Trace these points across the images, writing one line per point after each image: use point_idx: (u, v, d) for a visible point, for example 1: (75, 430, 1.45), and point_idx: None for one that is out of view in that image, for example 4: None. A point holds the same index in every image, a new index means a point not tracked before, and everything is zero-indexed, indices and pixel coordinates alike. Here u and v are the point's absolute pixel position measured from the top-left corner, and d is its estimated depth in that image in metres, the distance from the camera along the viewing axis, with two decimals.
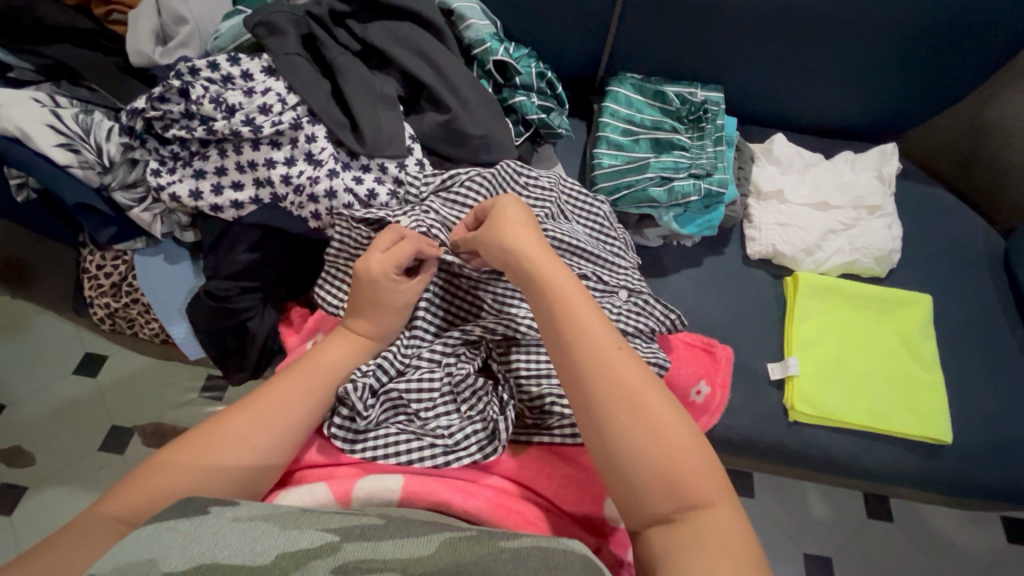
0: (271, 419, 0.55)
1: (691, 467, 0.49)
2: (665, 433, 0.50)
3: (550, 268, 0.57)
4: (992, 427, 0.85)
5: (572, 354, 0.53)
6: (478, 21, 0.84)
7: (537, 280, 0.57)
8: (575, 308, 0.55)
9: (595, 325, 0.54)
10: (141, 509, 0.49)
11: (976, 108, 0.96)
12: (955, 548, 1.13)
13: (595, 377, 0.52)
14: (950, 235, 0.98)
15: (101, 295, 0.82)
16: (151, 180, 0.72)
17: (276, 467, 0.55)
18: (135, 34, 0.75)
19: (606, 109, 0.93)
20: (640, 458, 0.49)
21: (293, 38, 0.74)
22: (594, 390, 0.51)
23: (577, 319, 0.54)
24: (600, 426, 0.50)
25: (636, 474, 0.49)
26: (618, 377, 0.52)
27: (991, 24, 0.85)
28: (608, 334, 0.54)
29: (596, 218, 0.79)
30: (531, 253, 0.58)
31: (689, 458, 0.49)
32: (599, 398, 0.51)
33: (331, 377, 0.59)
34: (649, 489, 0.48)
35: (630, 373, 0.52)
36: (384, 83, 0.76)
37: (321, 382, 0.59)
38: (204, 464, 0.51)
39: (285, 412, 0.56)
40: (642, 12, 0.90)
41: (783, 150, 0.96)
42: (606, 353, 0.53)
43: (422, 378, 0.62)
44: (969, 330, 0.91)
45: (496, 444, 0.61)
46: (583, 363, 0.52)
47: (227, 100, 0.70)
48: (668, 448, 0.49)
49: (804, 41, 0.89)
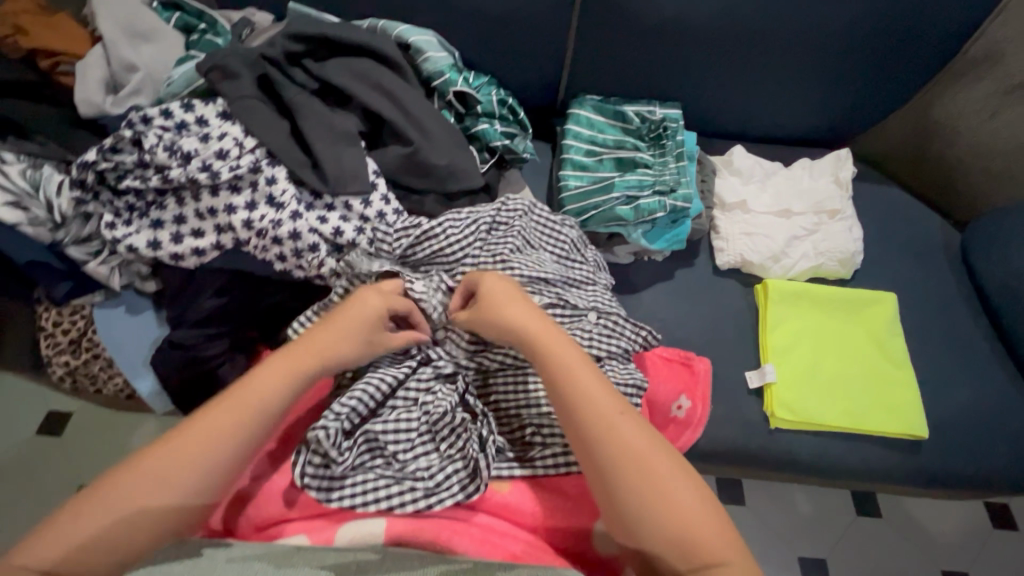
0: (196, 460, 0.51)
1: (699, 525, 0.48)
2: (672, 495, 0.49)
3: (548, 336, 0.57)
4: (964, 417, 0.87)
5: (581, 423, 0.53)
6: (435, 53, 0.85)
7: (540, 350, 0.56)
8: (579, 376, 0.55)
9: (595, 390, 0.54)
10: (64, 552, 0.47)
11: (924, 107, 1.00)
12: (942, 537, 1.15)
13: (603, 444, 0.51)
14: (908, 232, 1.01)
15: (59, 354, 0.79)
16: (106, 234, 0.69)
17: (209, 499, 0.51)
18: (83, 84, 0.74)
19: (568, 131, 0.95)
20: (652, 521, 0.49)
21: (248, 80, 0.73)
22: (601, 454, 0.51)
23: (578, 387, 0.54)
24: (610, 491, 0.50)
25: (647, 535, 0.49)
26: (624, 442, 0.51)
27: (929, 30, 0.89)
28: (612, 401, 0.54)
29: (560, 245, 0.79)
30: (534, 326, 0.58)
31: (696, 510, 0.49)
32: (601, 468, 0.51)
33: (263, 410, 0.54)
34: (664, 549, 0.48)
35: (635, 437, 0.52)
36: (344, 119, 0.76)
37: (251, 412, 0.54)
38: (128, 506, 0.49)
39: (210, 447, 0.51)
40: (597, 34, 0.92)
41: (743, 161, 0.99)
42: (615, 421, 0.52)
43: (399, 418, 0.61)
44: (934, 323, 0.94)
45: (479, 482, 0.58)
46: (589, 431, 0.52)
47: (182, 147, 0.69)
48: (677, 510, 0.49)
49: (754, 55, 0.92)
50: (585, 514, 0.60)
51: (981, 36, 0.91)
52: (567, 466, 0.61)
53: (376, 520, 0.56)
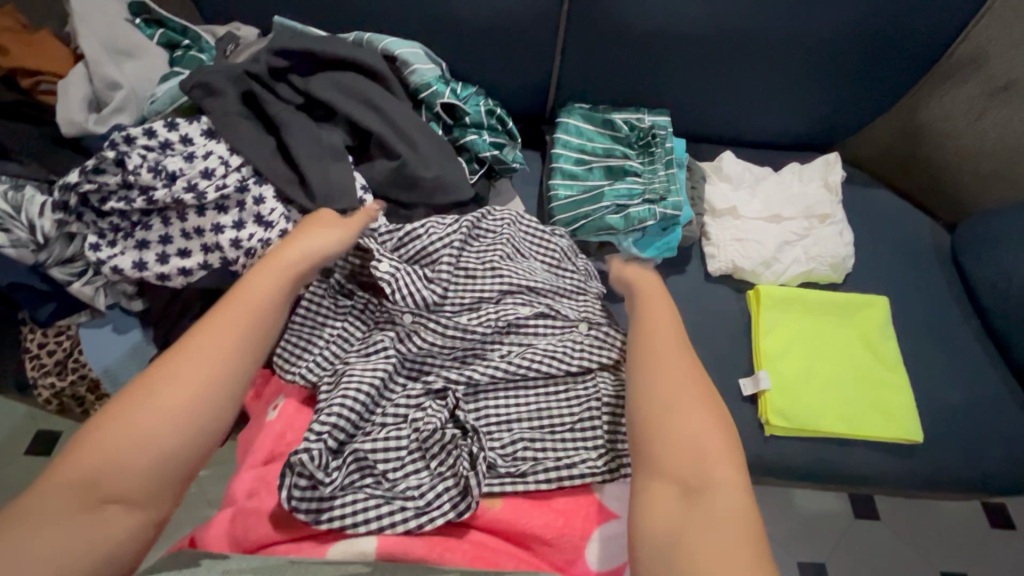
0: (215, 349, 0.55)
1: (712, 455, 0.53)
2: (698, 425, 0.55)
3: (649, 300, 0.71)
4: (958, 420, 0.87)
5: (647, 347, 0.63)
6: (422, 65, 0.84)
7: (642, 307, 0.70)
8: (658, 326, 0.66)
9: (664, 328, 0.65)
10: (106, 467, 0.48)
11: (909, 111, 1.01)
12: (941, 540, 1.15)
13: (657, 366, 0.60)
14: (899, 235, 1.01)
15: (45, 376, 0.78)
16: (90, 255, 0.68)
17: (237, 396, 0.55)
18: (66, 103, 0.74)
19: (557, 140, 0.94)
20: (674, 435, 0.54)
21: (233, 97, 0.73)
22: (650, 375, 0.60)
23: (654, 325, 0.66)
24: (647, 400, 0.58)
25: (666, 444, 0.54)
26: (674, 374, 0.59)
27: (914, 35, 0.90)
28: (680, 351, 0.63)
29: (550, 249, 0.79)
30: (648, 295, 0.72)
31: (712, 444, 0.54)
32: (642, 372, 0.60)
33: (263, 311, 0.59)
34: (674, 458, 0.53)
35: (685, 377, 0.60)
36: (330, 134, 0.75)
37: (254, 312, 0.59)
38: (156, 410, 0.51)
39: (223, 351, 0.55)
40: (585, 43, 0.92)
41: (732, 167, 0.99)
42: (672, 360, 0.61)
43: (389, 434, 0.60)
44: (927, 326, 0.94)
45: (469, 499, 0.57)
46: (649, 355, 0.62)
47: (167, 167, 0.68)
48: (699, 437, 0.54)
49: (741, 62, 0.93)
50: (578, 529, 0.59)
51: (968, 36, 0.91)
52: (559, 479, 0.61)
53: (367, 539, 0.56)
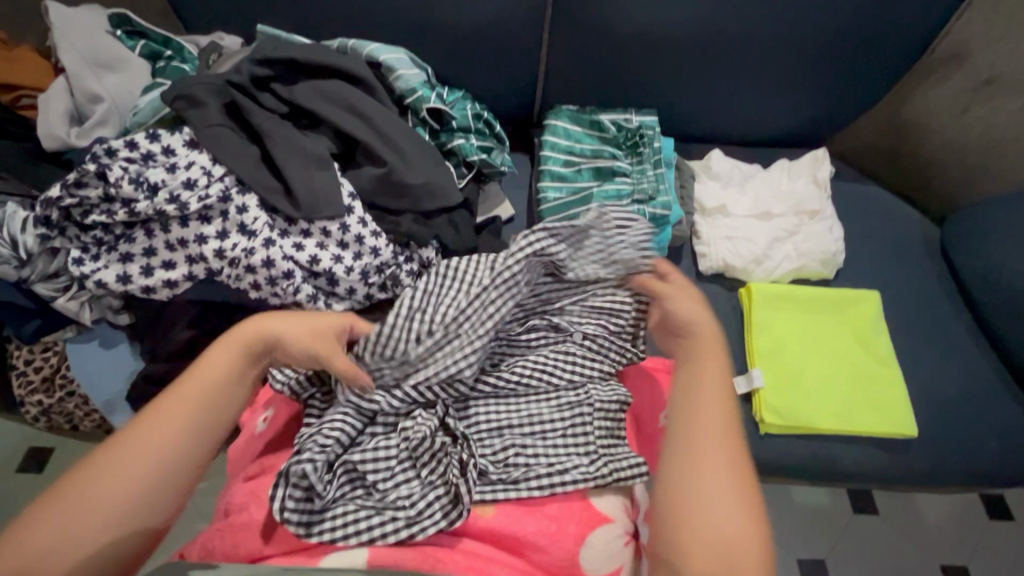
0: (160, 437, 0.53)
1: (736, 541, 0.52)
2: (727, 506, 0.54)
3: (699, 354, 0.64)
4: (952, 412, 0.87)
5: (690, 418, 0.59)
6: (407, 71, 0.84)
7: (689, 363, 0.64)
8: (704, 390, 0.61)
9: (708, 393, 0.61)
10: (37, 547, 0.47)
11: (896, 106, 1.02)
12: (940, 532, 1.15)
13: (695, 440, 0.58)
14: (889, 229, 1.01)
15: (32, 393, 0.77)
16: (73, 270, 0.68)
17: (176, 483, 0.53)
18: (46, 118, 0.73)
19: (545, 143, 0.94)
20: (704, 516, 0.53)
21: (214, 107, 0.72)
22: (688, 449, 0.57)
23: (699, 391, 0.61)
24: (681, 475, 0.56)
25: (692, 524, 0.53)
26: (711, 449, 0.57)
27: (897, 29, 0.90)
28: (723, 421, 0.59)
29: (586, 248, 0.69)
30: (699, 340, 0.65)
31: (739, 530, 0.53)
32: (676, 441, 0.59)
33: (213, 396, 0.57)
34: (699, 541, 0.52)
35: (723, 452, 0.57)
36: (315, 142, 0.75)
37: (206, 392, 0.56)
38: (94, 499, 0.49)
39: (166, 438, 0.53)
40: (570, 45, 0.92)
41: (721, 165, 0.99)
42: (711, 434, 0.58)
43: (381, 445, 0.59)
44: (919, 320, 0.94)
45: (461, 508, 0.57)
46: (690, 426, 0.59)
47: (149, 179, 0.68)
48: (727, 522, 0.53)
49: (727, 60, 0.93)
50: (572, 534, 0.58)
51: (946, 35, 0.92)
52: (551, 486, 0.60)
53: (358, 552, 0.55)
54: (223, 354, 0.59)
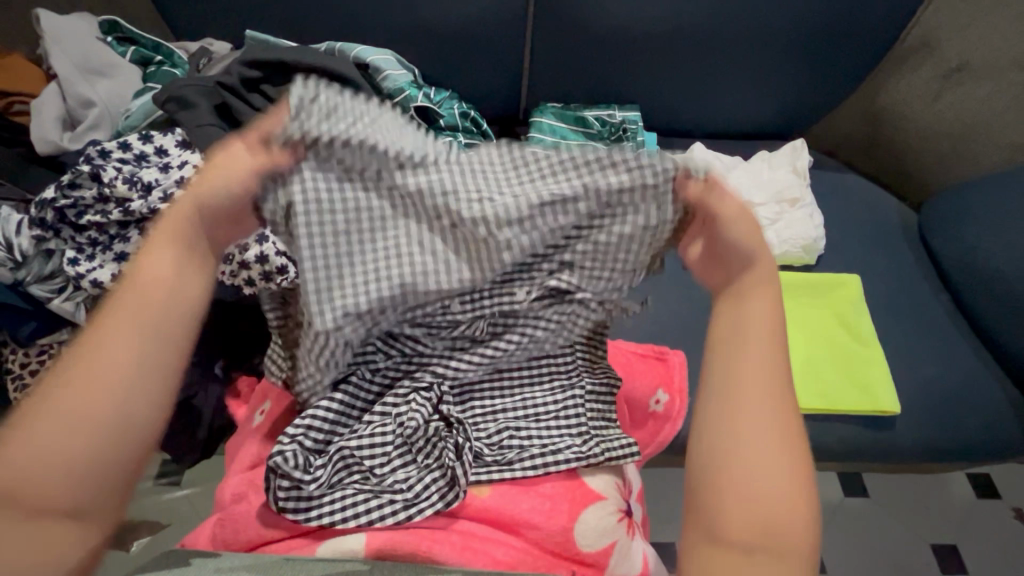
0: (114, 351, 0.43)
1: (781, 511, 0.43)
2: (768, 469, 0.44)
3: (741, 280, 0.51)
4: (933, 389, 0.90)
5: (727, 362, 0.48)
6: (394, 72, 0.86)
7: (730, 293, 0.51)
8: (745, 330, 0.49)
9: (755, 336, 0.49)
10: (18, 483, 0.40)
11: (870, 97, 1.06)
12: (928, 511, 1.17)
13: (732, 389, 0.47)
14: (867, 216, 1.04)
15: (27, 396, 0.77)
16: (69, 270, 0.68)
17: (151, 391, 0.44)
18: (39, 121, 0.75)
19: (532, 139, 0.96)
20: (744, 484, 0.44)
21: (205, 109, 0.74)
22: (723, 399, 0.47)
23: (738, 329, 0.50)
24: (716, 430, 0.46)
25: (727, 493, 0.44)
26: (749, 402, 0.47)
27: (867, 22, 0.93)
28: (766, 367, 0.48)
29: None
30: (745, 266, 0.51)
31: (782, 496, 0.44)
32: (714, 405, 0.48)
33: (166, 290, 0.46)
34: (736, 510, 0.44)
35: (764, 407, 0.46)
36: None
37: (156, 296, 0.46)
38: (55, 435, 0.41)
39: (114, 356, 0.43)
40: (553, 44, 0.94)
41: (704, 157, 1.01)
42: (752, 383, 0.47)
43: (374, 430, 0.58)
44: (899, 302, 0.97)
45: (457, 490, 0.58)
46: (726, 372, 0.48)
47: (143, 178, 0.69)
48: (768, 488, 0.44)
49: (705, 55, 0.96)
50: (565, 513, 0.60)
51: (916, 25, 0.96)
52: (544, 465, 0.61)
53: (357, 535, 0.56)
54: (159, 251, 0.47)
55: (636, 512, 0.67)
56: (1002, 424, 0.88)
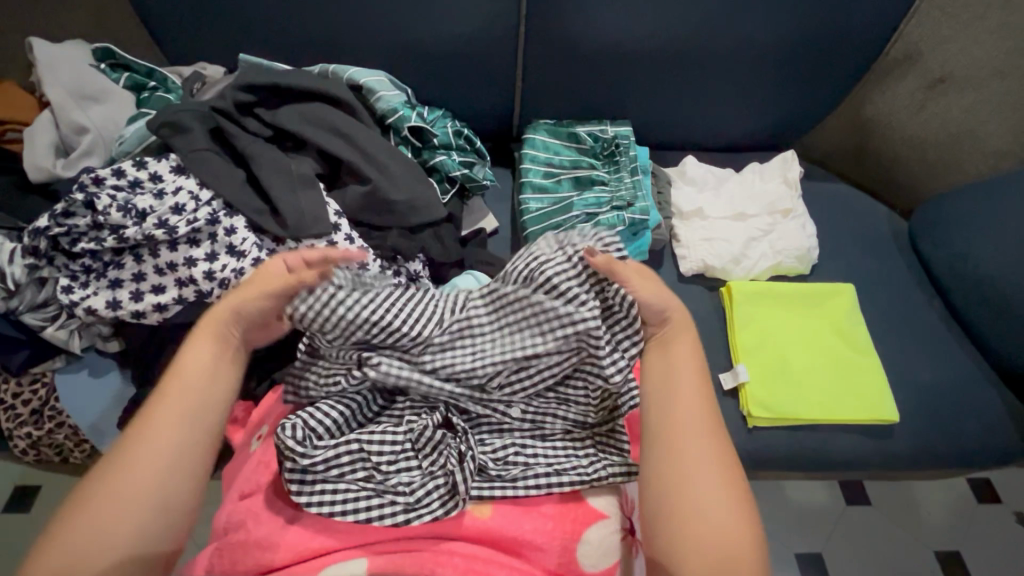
0: (165, 431, 0.54)
1: (724, 549, 0.52)
2: (712, 516, 0.53)
3: (682, 378, 0.61)
4: (930, 397, 0.90)
5: (673, 441, 0.57)
6: (387, 92, 0.86)
7: (673, 390, 0.60)
8: (686, 417, 0.58)
9: (683, 380, 0.61)
10: (88, 539, 0.49)
11: (857, 107, 1.08)
12: (930, 517, 1.17)
13: (676, 462, 0.56)
14: (858, 224, 1.05)
15: (20, 426, 0.76)
16: (63, 298, 0.69)
17: (194, 466, 0.55)
18: (32, 149, 0.75)
19: (526, 156, 0.97)
20: (698, 534, 0.52)
21: (199, 133, 0.74)
22: (663, 465, 0.56)
23: (680, 412, 0.59)
24: (665, 495, 0.55)
25: (680, 542, 0.53)
26: (692, 474, 0.55)
27: (852, 35, 0.95)
28: (709, 446, 0.57)
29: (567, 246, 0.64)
30: (684, 371, 0.61)
31: (729, 533, 0.52)
32: (657, 441, 0.58)
33: (203, 382, 0.58)
34: (691, 555, 0.52)
35: (705, 473, 0.55)
36: (300, 164, 0.76)
37: (197, 387, 0.58)
38: (121, 498, 0.51)
39: (165, 436, 0.54)
40: (544, 62, 0.95)
41: (696, 170, 1.02)
42: (691, 452, 0.56)
43: (387, 432, 0.60)
44: (894, 310, 0.97)
45: (457, 499, 0.59)
46: (671, 449, 0.57)
47: (137, 206, 0.69)
48: (714, 535, 0.52)
49: (694, 70, 0.97)
50: (568, 533, 0.60)
51: (899, 38, 0.97)
52: (548, 485, 0.61)
53: (357, 558, 0.56)
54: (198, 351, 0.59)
55: (640, 530, 0.66)
56: (999, 429, 0.89)
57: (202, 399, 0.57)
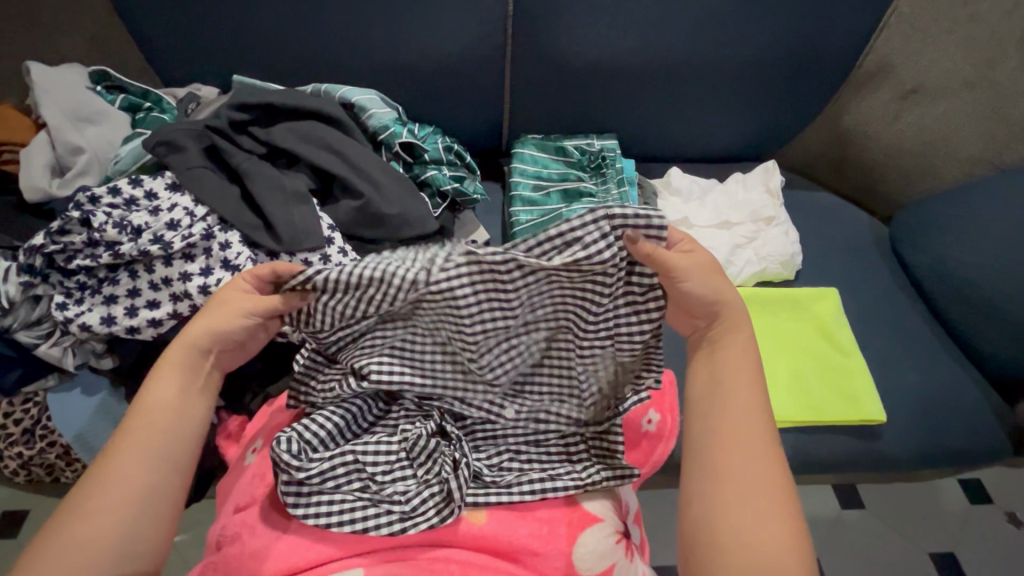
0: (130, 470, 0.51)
1: (767, 551, 0.50)
2: (753, 515, 0.52)
3: (735, 375, 0.59)
4: (917, 398, 0.92)
5: (716, 440, 0.56)
6: (379, 110, 0.89)
7: (722, 386, 0.59)
8: (729, 415, 0.57)
9: (733, 379, 0.59)
10: None
11: (835, 117, 1.10)
12: (925, 520, 1.18)
13: (717, 460, 0.55)
14: (840, 231, 1.08)
15: (11, 445, 0.76)
16: (57, 314, 0.69)
17: (165, 506, 0.52)
18: (28, 170, 0.76)
19: (515, 170, 0.99)
20: (735, 533, 0.51)
21: (194, 152, 0.76)
22: (704, 464, 0.55)
23: (724, 409, 0.57)
24: (702, 493, 0.54)
25: (717, 541, 0.52)
26: (732, 471, 0.54)
27: (825, 50, 0.99)
28: (752, 442, 0.55)
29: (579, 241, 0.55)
30: (734, 366, 0.59)
31: (771, 535, 0.51)
32: (699, 449, 0.57)
33: (173, 413, 0.54)
34: (727, 553, 0.51)
35: (746, 473, 0.54)
36: (294, 180, 0.78)
37: (164, 418, 0.54)
38: (81, 544, 0.48)
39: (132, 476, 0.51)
40: (531, 80, 0.99)
41: (681, 180, 1.05)
42: (733, 450, 0.55)
43: (385, 446, 0.61)
44: (877, 314, 0.99)
45: (453, 506, 0.59)
46: (711, 446, 0.56)
47: (132, 222, 0.70)
48: (754, 534, 0.51)
49: (675, 86, 1.00)
50: (562, 536, 0.60)
51: (870, 53, 1.01)
52: (543, 490, 0.61)
53: (353, 568, 0.56)
54: (167, 379, 0.55)
55: (634, 535, 0.67)
56: (984, 427, 0.91)
57: (174, 431, 0.54)
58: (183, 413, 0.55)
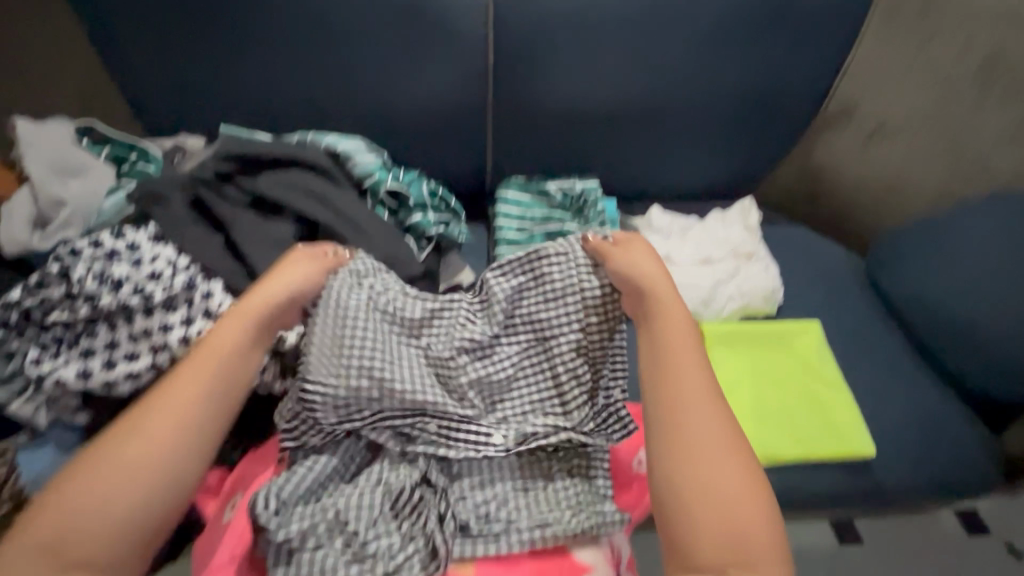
0: (186, 397, 0.58)
1: (752, 538, 0.52)
2: (733, 506, 0.53)
3: (676, 358, 0.63)
4: (905, 428, 0.92)
5: (680, 421, 0.58)
6: (363, 158, 0.90)
7: (669, 372, 0.62)
8: (685, 398, 0.60)
9: (686, 369, 0.62)
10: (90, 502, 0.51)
11: (806, 154, 1.14)
12: (925, 554, 1.16)
13: (690, 456, 0.56)
14: (819, 264, 1.11)
15: None
16: (31, 369, 0.68)
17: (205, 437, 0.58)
18: (9, 223, 0.76)
19: (499, 212, 1.01)
20: (714, 524, 0.53)
21: (177, 202, 0.77)
22: (683, 470, 0.56)
23: (680, 388, 0.61)
24: (682, 497, 0.54)
25: (705, 539, 0.52)
26: (705, 468, 0.55)
27: (790, 94, 1.04)
28: (721, 430, 0.58)
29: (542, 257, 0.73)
30: (680, 345, 0.64)
31: (750, 520, 0.53)
32: (671, 443, 0.57)
33: (231, 354, 0.62)
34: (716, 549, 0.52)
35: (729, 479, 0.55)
36: (279, 228, 0.80)
37: (223, 360, 0.61)
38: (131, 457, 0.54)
39: (185, 406, 0.57)
40: (513, 126, 1.02)
41: (662, 220, 1.07)
42: (713, 447, 0.57)
43: (366, 497, 0.60)
44: (859, 344, 1.01)
45: (439, 561, 0.57)
46: (679, 429, 0.58)
47: (112, 274, 0.70)
48: (733, 520, 0.53)
49: (652, 129, 1.04)
50: None
51: (833, 96, 1.07)
52: (533, 536, 0.59)
53: None
54: (230, 328, 0.63)
55: None
56: (972, 456, 0.91)
57: (231, 367, 0.61)
58: (243, 360, 0.63)
